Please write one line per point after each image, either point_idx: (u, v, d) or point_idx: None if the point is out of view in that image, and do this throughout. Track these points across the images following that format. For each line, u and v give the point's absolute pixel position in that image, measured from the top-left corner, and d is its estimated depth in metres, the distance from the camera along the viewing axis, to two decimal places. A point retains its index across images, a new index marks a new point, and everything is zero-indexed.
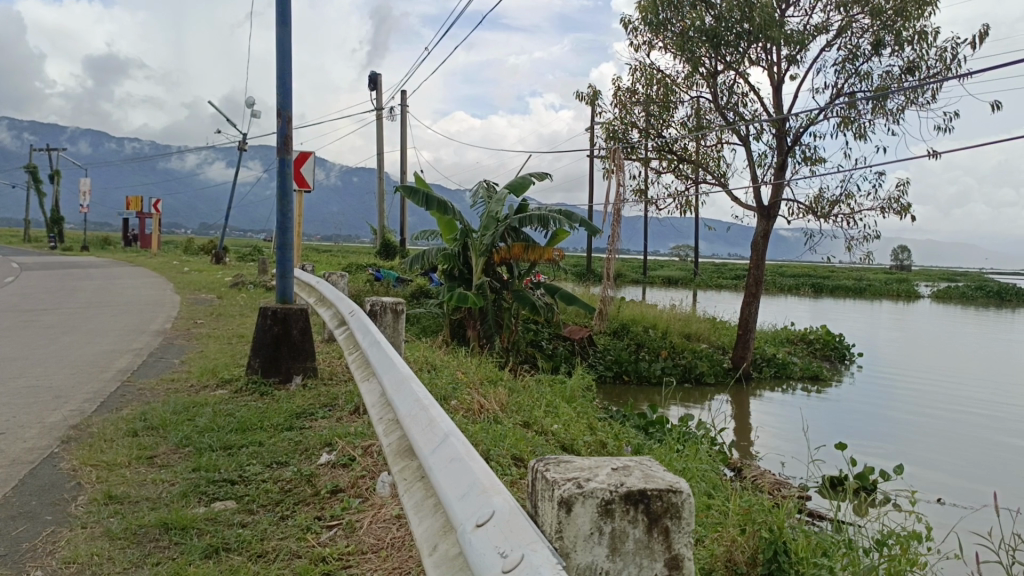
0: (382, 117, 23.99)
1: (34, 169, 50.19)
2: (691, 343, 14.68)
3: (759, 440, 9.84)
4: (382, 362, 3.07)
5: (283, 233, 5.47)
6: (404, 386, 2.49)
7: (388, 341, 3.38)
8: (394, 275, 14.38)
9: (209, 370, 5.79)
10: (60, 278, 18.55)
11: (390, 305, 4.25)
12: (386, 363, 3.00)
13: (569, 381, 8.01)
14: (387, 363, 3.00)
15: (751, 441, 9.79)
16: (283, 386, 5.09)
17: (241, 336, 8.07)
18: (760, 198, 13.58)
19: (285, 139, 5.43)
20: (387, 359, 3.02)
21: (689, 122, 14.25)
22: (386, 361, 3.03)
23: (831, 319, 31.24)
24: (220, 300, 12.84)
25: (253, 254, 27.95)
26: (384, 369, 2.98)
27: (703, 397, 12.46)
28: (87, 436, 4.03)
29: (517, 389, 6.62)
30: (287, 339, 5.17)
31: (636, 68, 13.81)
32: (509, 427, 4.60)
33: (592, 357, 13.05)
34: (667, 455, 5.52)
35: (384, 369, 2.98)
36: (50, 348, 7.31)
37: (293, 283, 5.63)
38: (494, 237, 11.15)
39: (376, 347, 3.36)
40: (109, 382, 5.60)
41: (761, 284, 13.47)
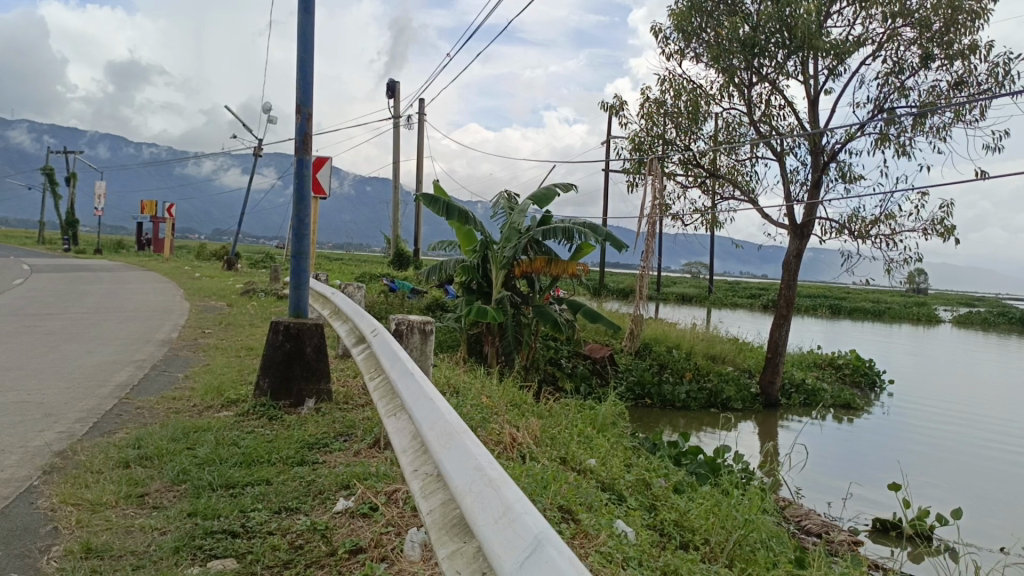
0: (399, 125, 23.67)
1: (50, 172, 50.11)
2: (716, 364, 14.13)
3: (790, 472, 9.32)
4: (417, 396, 2.55)
5: (299, 242, 4.99)
6: (451, 435, 1.98)
7: (422, 370, 2.86)
8: (410, 287, 13.92)
9: (214, 388, 5.32)
10: (70, 281, 18.18)
11: (418, 323, 3.74)
12: (420, 401, 2.48)
13: (599, 407, 7.51)
14: (424, 396, 2.49)
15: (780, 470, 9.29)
16: (293, 410, 4.60)
17: (251, 348, 7.61)
18: (792, 217, 13.07)
19: (305, 137, 4.96)
20: (423, 394, 2.51)
21: (718, 135, 13.80)
22: (421, 397, 2.51)
23: (849, 341, 30.63)
24: (230, 308, 12.40)
25: (265, 261, 27.64)
26: (420, 404, 2.47)
27: (728, 423, 11.92)
28: (74, 466, 3.55)
29: (545, 417, 6.13)
30: (299, 357, 4.67)
31: (665, 78, 13.36)
32: (548, 465, 4.10)
33: (613, 379, 12.43)
34: (717, 500, 4.99)
35: (419, 406, 2.47)
36: (47, 358, 6.87)
37: (308, 295, 5.14)
38: (516, 250, 10.67)
39: (407, 377, 2.86)
40: (105, 398, 5.14)
41: (792, 305, 12.96)
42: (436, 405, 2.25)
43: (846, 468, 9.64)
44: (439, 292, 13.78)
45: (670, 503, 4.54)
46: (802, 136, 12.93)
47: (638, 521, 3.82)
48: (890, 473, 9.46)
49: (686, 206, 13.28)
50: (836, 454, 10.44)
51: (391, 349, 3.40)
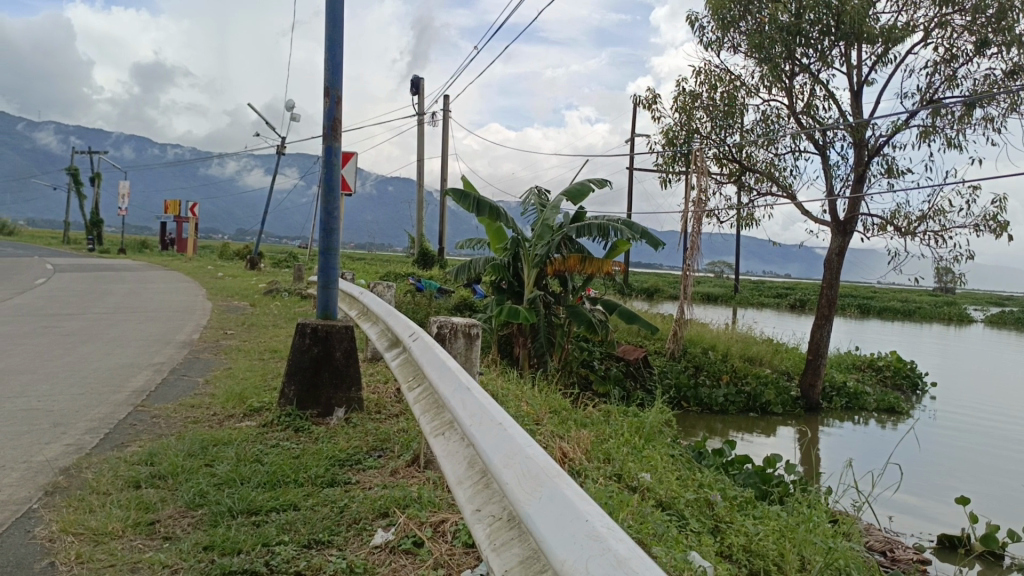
0: (423, 122, 23.31)
1: (75, 172, 50.26)
2: (754, 366, 13.62)
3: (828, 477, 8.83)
4: (474, 415, 2.13)
5: (327, 237, 4.59)
6: (531, 476, 1.56)
7: (477, 384, 2.44)
8: (436, 286, 13.54)
9: (235, 395, 4.95)
10: (92, 281, 18.00)
11: (462, 326, 3.33)
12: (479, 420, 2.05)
13: (642, 414, 7.05)
14: (484, 414, 2.06)
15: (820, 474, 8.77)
16: (321, 421, 4.21)
17: (274, 351, 7.25)
18: (835, 213, 12.54)
19: (334, 122, 4.55)
20: (482, 412, 2.09)
21: (756, 128, 13.29)
22: (480, 416, 2.08)
23: (882, 341, 29.82)
24: (253, 308, 12.07)
25: (288, 261, 27.40)
26: (479, 425, 2.04)
27: (768, 428, 11.43)
28: (79, 486, 3.18)
29: (587, 426, 5.70)
30: (328, 362, 4.27)
31: (701, 70, 12.88)
32: (605, 485, 3.68)
33: (647, 381, 11.94)
34: (784, 521, 4.54)
35: (476, 427, 2.04)
36: (63, 361, 6.55)
37: (336, 294, 4.73)
38: (549, 247, 10.24)
39: (462, 392, 2.41)
40: (119, 406, 4.78)
41: (834, 305, 12.43)
42: (504, 432, 1.81)
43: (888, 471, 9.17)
44: (466, 291, 13.40)
45: (737, 524, 4.11)
46: (844, 129, 12.40)
47: (712, 552, 3.39)
48: (941, 478, 8.86)
49: (722, 202, 12.82)
50: (876, 458, 9.98)
51: (435, 356, 2.98)
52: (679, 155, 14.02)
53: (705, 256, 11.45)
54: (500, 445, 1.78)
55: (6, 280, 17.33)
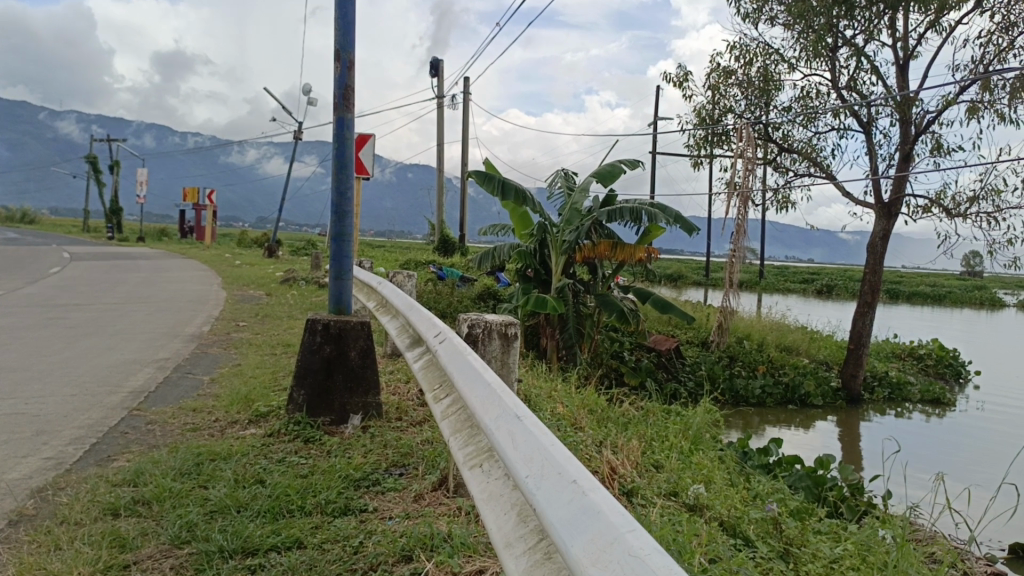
0: (443, 105, 22.75)
1: (95, 159, 50.13)
2: (790, 356, 13.02)
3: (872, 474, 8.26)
4: (527, 457, 1.57)
5: (339, 221, 4.06)
6: None
7: (523, 404, 1.88)
8: (458, 273, 13.04)
9: (241, 396, 4.47)
10: (108, 269, 17.68)
11: (496, 325, 2.80)
12: (536, 465, 1.50)
13: (684, 414, 6.50)
14: (543, 458, 1.51)
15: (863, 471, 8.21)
16: (335, 429, 3.71)
17: (287, 344, 6.78)
18: (878, 194, 11.85)
19: (346, 90, 3.98)
20: (541, 456, 1.52)
21: (794, 105, 12.62)
22: (535, 458, 1.53)
23: (914, 327, 28.99)
24: (269, 297, 11.65)
25: (306, 248, 27.06)
26: (537, 476, 1.49)
27: (807, 421, 10.85)
28: (48, 515, 2.70)
29: (629, 430, 5.16)
30: (342, 364, 3.78)
31: (735, 44, 12.23)
32: (665, 509, 3.15)
33: (680, 373, 11.41)
34: (857, 537, 3.99)
35: (536, 479, 1.48)
36: (61, 357, 6.12)
37: (351, 286, 4.20)
38: (578, 233, 9.68)
39: (504, 419, 1.84)
40: (113, 410, 4.32)
41: (878, 292, 11.79)
42: (587, 506, 1.25)
43: (932, 464, 8.58)
44: (489, 279, 12.90)
45: (812, 547, 3.55)
46: (889, 105, 11.71)
47: None
48: (990, 471, 8.25)
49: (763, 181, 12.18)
50: (918, 450, 9.39)
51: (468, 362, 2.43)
52: (712, 135, 13.39)
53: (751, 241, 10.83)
54: (582, 526, 1.22)
55: (21, 270, 17.06)
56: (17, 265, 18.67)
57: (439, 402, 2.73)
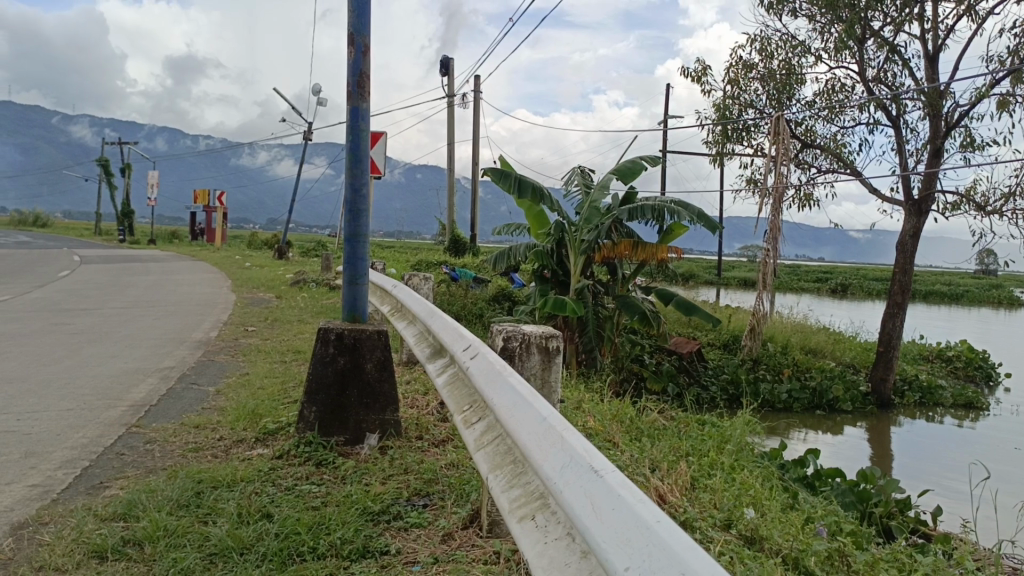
0: (454, 104, 22.43)
1: (105, 162, 50.01)
2: (816, 359, 12.62)
3: (905, 481, 7.97)
4: (615, 533, 1.15)
5: (353, 221, 3.71)
6: None
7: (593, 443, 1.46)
8: (473, 275, 12.70)
9: (247, 411, 4.13)
10: (116, 272, 17.42)
11: (533, 337, 2.43)
12: (636, 554, 1.06)
13: (718, 425, 6.09)
14: (643, 539, 1.08)
15: (897, 477, 7.94)
16: (350, 450, 3.37)
17: (298, 352, 6.43)
18: (907, 190, 11.41)
19: (361, 76, 3.63)
20: (637, 533, 1.10)
21: (818, 99, 12.19)
22: (633, 540, 1.09)
23: (934, 327, 28.44)
24: (279, 301, 11.32)
25: (317, 249, 26.79)
26: (637, 565, 1.06)
27: (835, 427, 10.47)
28: (26, 558, 2.35)
29: (664, 449, 4.77)
30: (357, 379, 3.43)
31: (756, 37, 11.83)
32: (725, 545, 2.77)
33: (703, 377, 11.08)
34: (926, 568, 3.61)
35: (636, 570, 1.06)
36: (60, 367, 5.80)
37: (367, 292, 3.83)
38: (598, 233, 9.29)
39: (565, 461, 1.42)
40: (110, 427, 3.99)
41: (908, 291, 11.40)
42: None
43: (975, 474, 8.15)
44: (504, 281, 12.55)
45: None
46: (919, 98, 11.28)
47: None
48: None
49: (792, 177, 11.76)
50: (955, 458, 8.98)
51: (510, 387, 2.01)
52: (732, 131, 12.97)
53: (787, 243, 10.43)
54: None
55: (29, 273, 16.82)
56: (25, 268, 18.42)
57: (473, 432, 2.31)
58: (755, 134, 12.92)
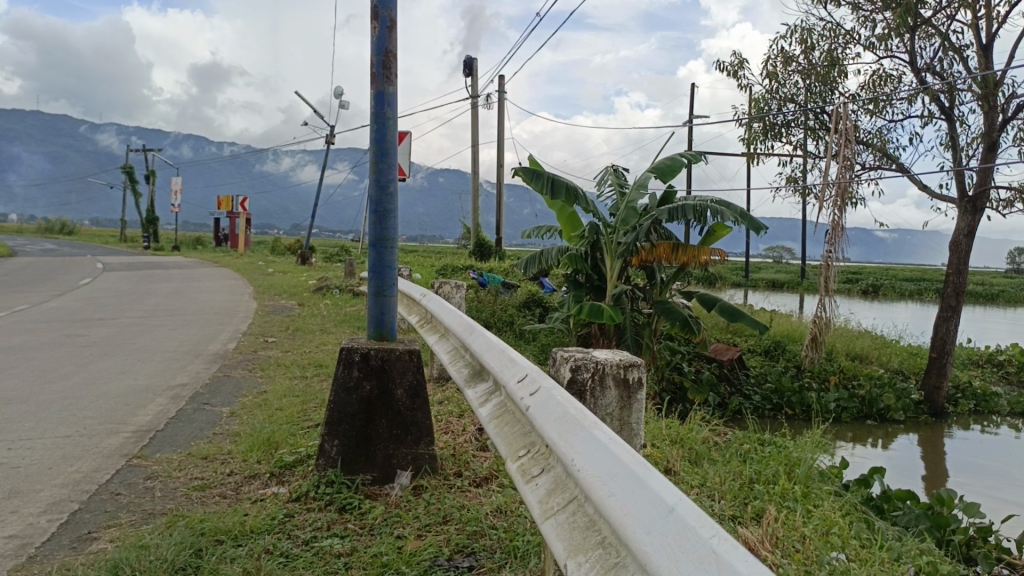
0: (477, 105, 21.93)
1: (130, 169, 50.15)
2: (862, 365, 11.98)
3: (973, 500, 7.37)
4: None
5: (379, 223, 3.24)
6: None
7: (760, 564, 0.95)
8: (501, 280, 12.21)
9: (262, 438, 3.68)
10: (138, 279, 17.15)
11: (607, 366, 1.92)
12: None
13: (780, 443, 5.51)
14: None
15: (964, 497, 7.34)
16: (379, 491, 2.89)
17: (319, 366, 5.97)
18: (961, 186, 10.76)
19: (387, 56, 3.16)
20: None
21: (864, 92, 11.59)
22: None
23: (975, 328, 27.42)
24: (300, 309, 10.90)
25: (339, 255, 26.41)
26: None
27: (887, 438, 9.85)
28: None
29: (727, 480, 4.23)
30: (385, 407, 2.97)
31: (797, 27, 11.25)
32: None
33: (744, 385, 10.53)
34: None
35: None
36: (65, 385, 5.39)
37: (396, 306, 3.35)
38: (636, 235, 8.73)
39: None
40: (108, 459, 3.55)
41: (963, 294, 10.76)
42: None
43: None
44: (533, 286, 12.05)
45: None
46: (973, 89, 10.63)
47: None
48: None
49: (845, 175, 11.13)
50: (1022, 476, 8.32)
51: (599, 445, 1.48)
52: (771, 127, 12.37)
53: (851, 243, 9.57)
54: None
55: (52, 281, 16.60)
56: (46, 276, 18.20)
57: (539, 492, 1.79)
58: (794, 130, 12.33)
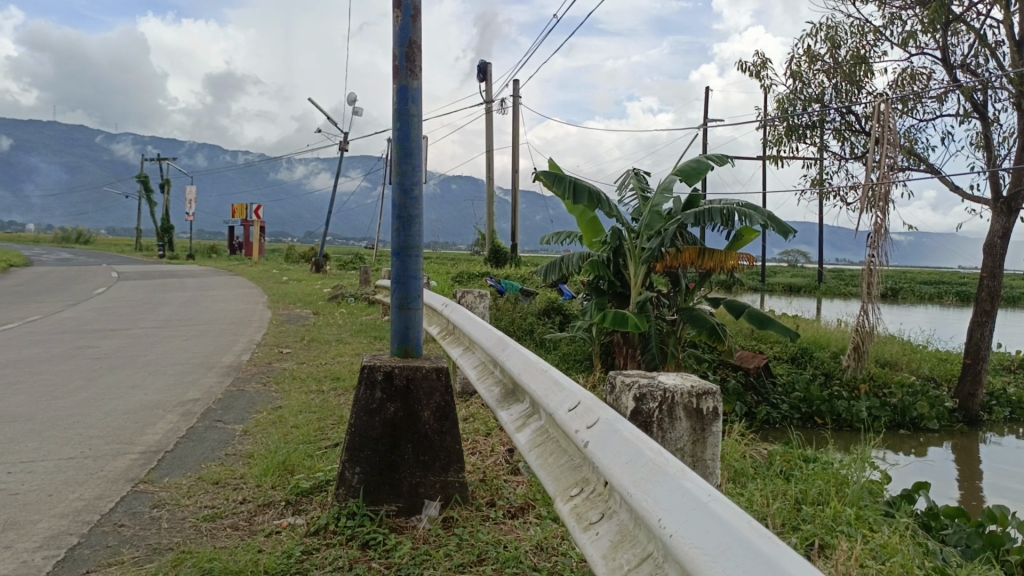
0: (491, 111, 21.71)
1: (145, 178, 50.33)
2: (892, 373, 11.62)
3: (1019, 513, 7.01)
4: None
5: (403, 230, 2.99)
6: None
7: None
8: (519, 287, 11.95)
9: (277, 460, 3.43)
10: (152, 289, 17.02)
11: (678, 395, 1.66)
12: None
13: (824, 459, 5.19)
14: None
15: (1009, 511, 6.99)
16: (406, 524, 2.63)
17: (337, 379, 5.74)
18: (995, 187, 10.40)
19: (411, 47, 2.91)
20: None
21: (891, 91, 11.26)
22: None
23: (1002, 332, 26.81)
24: (315, 318, 10.68)
25: (354, 262, 26.24)
26: None
27: (922, 448, 9.49)
28: None
29: (773, 502, 3.93)
30: (411, 431, 2.71)
31: (822, 25, 10.95)
32: None
33: (772, 394, 10.22)
34: None
35: None
36: (73, 401, 5.18)
37: (421, 319, 3.08)
38: (661, 240, 8.44)
39: None
40: (114, 484, 3.32)
41: (998, 298, 10.40)
42: None
43: None
44: (553, 293, 11.79)
45: None
46: (1006, 87, 10.28)
47: None
48: None
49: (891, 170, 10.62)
50: None
51: (695, 503, 1.20)
52: (795, 128, 12.07)
53: (893, 247, 9.14)
54: None
55: (66, 291, 16.49)
56: (61, 286, 18.12)
57: (602, 544, 1.52)
58: (819, 131, 12.01)
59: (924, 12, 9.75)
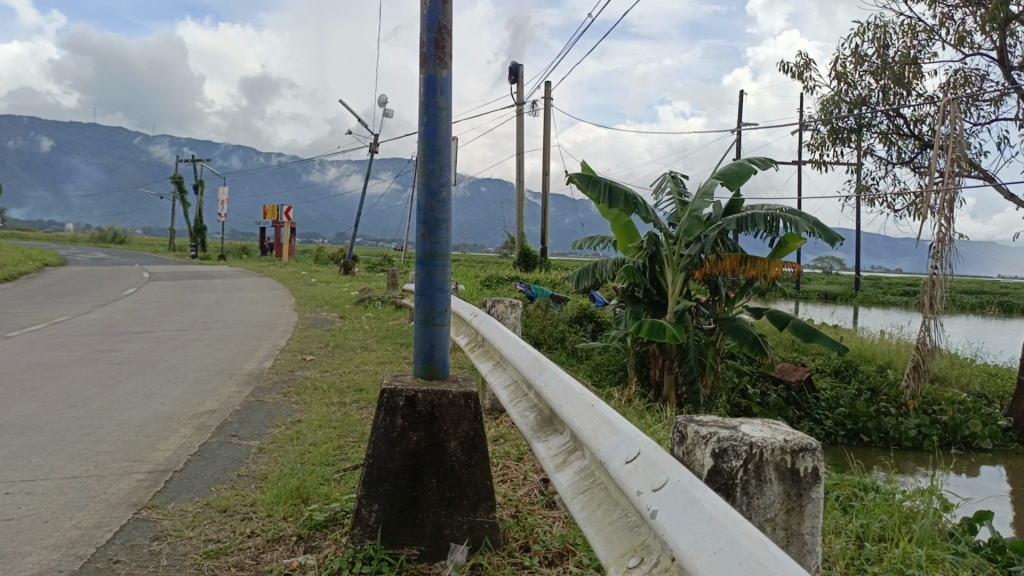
0: (523, 112, 21.38)
1: (179, 179, 50.74)
2: (940, 388, 11.09)
3: None
4: None
5: (430, 236, 2.68)
6: None
7: None
8: (550, 293, 11.61)
9: (290, 486, 3.14)
10: (180, 290, 16.92)
11: (767, 451, 1.51)
12: None
13: (883, 488, 4.79)
14: None
15: None
16: (429, 572, 2.31)
17: (360, 390, 5.45)
18: None
19: (441, 32, 2.61)
20: None
21: (943, 93, 10.75)
22: None
23: None
24: (341, 323, 10.44)
25: (383, 265, 26.08)
26: None
27: (975, 468, 8.98)
28: None
29: (833, 538, 3.57)
30: (435, 463, 2.40)
31: (871, 23, 10.47)
32: None
33: (815, 409, 9.85)
34: None
35: None
36: (85, 411, 4.95)
37: (448, 336, 2.76)
38: (701, 248, 8.05)
39: None
40: (114, 510, 3.05)
41: None
42: None
43: None
44: (585, 300, 11.43)
45: None
46: None
47: None
48: None
49: (948, 177, 10.07)
50: None
51: None
52: (839, 131, 11.59)
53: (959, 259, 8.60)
54: None
55: (95, 291, 16.46)
56: (92, 286, 18.11)
57: None
58: (865, 134, 11.52)
59: (982, 10, 9.25)
